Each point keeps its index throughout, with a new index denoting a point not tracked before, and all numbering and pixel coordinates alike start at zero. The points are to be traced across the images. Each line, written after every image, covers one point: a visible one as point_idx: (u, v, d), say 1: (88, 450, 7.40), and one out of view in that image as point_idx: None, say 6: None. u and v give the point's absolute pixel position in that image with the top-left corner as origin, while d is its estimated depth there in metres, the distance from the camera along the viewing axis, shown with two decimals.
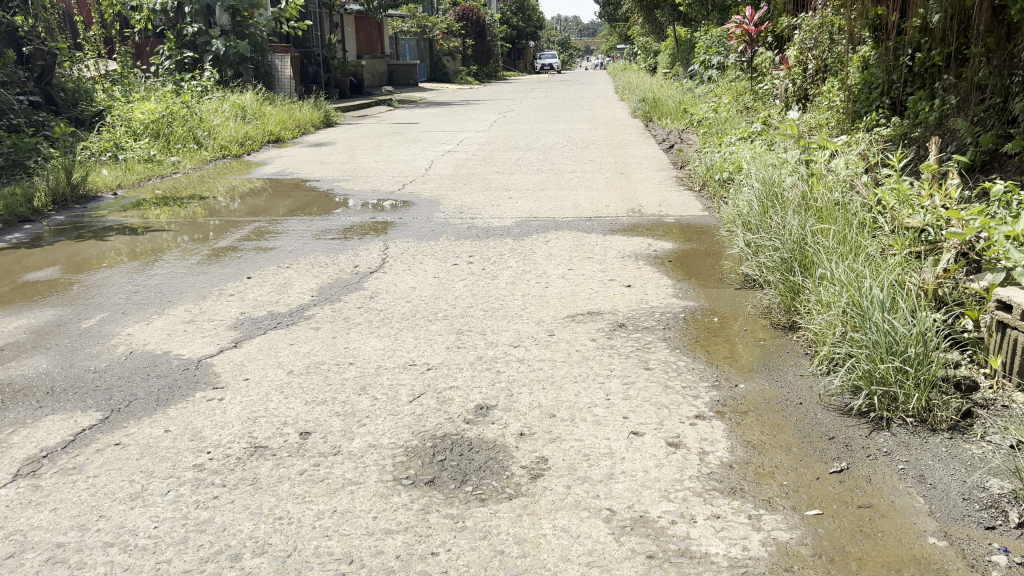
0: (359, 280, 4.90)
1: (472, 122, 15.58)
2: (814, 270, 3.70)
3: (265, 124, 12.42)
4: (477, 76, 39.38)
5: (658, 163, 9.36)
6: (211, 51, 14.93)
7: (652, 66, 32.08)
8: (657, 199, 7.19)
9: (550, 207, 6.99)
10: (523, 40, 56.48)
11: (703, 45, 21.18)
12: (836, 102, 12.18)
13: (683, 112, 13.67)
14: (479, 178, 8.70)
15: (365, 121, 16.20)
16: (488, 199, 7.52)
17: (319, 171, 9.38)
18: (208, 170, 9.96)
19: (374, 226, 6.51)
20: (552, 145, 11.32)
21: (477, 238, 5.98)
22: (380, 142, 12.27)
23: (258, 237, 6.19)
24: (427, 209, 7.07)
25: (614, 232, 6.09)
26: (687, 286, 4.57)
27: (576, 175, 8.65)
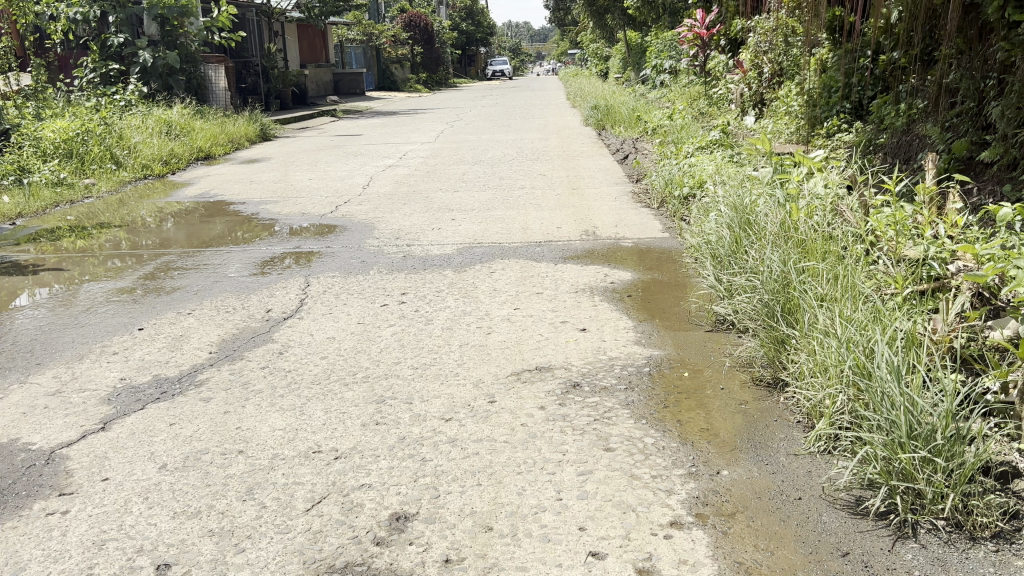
0: (271, 329, 4.20)
1: (418, 133, 14.91)
2: (803, 319, 3.11)
3: (194, 141, 11.55)
4: (427, 84, 38.73)
5: (612, 176, 8.80)
6: (138, 63, 14.02)
7: (604, 71, 31.69)
8: (612, 218, 6.59)
9: (496, 231, 6.34)
10: (472, 46, 55.82)
11: (655, 50, 20.75)
12: (795, 108, 11.75)
13: (637, 120, 13.14)
14: (422, 197, 8.04)
15: (305, 134, 15.41)
16: (430, 221, 6.86)
17: (247, 193, 8.61)
18: (126, 192, 9.09)
19: (296, 257, 5.80)
20: (500, 158, 10.68)
21: (413, 270, 5.32)
22: (317, 157, 11.51)
23: (163, 274, 5.42)
24: (360, 235, 6.40)
25: (567, 259, 5.48)
26: (650, 329, 3.96)
27: (526, 192, 8.03)
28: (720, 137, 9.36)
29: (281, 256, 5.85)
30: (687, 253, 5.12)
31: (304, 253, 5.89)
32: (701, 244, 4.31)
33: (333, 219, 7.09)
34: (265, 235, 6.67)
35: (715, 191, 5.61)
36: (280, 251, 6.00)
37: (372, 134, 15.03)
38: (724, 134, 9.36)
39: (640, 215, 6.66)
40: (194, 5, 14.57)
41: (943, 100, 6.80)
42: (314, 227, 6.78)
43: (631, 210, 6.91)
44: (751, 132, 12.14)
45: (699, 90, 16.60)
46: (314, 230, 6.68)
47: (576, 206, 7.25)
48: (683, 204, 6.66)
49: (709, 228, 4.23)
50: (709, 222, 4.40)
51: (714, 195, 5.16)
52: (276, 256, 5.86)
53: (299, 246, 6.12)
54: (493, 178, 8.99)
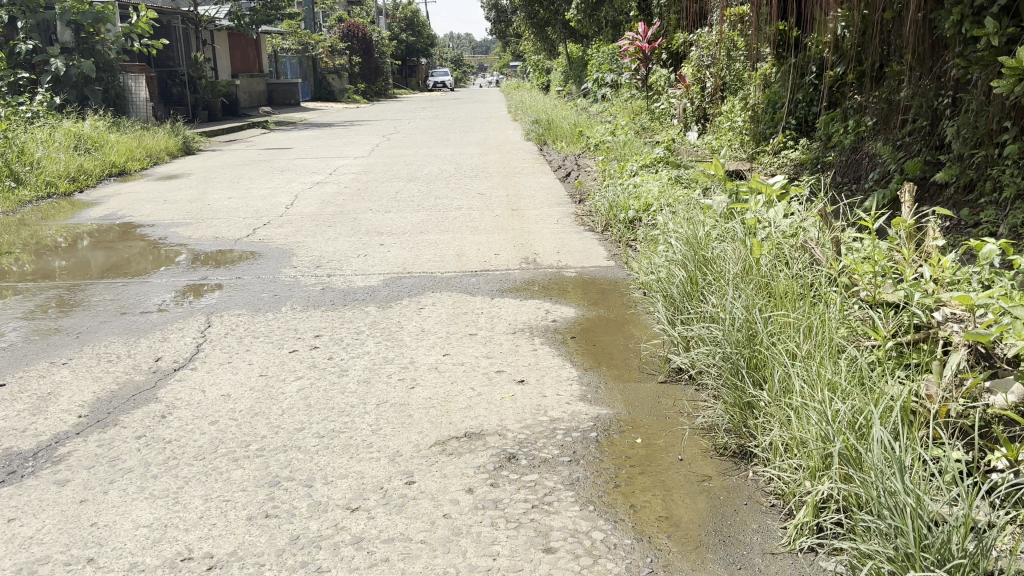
0: (157, 385, 3.59)
1: (352, 147, 14.28)
2: (776, 381, 2.67)
3: (106, 156, 10.75)
4: (366, 95, 38.07)
5: (553, 196, 8.36)
6: (50, 71, 13.13)
7: (546, 84, 31.41)
8: (553, 244, 6.12)
9: (429, 258, 5.80)
10: (413, 57, 55.19)
11: (597, 63, 20.48)
12: (739, 125, 11.50)
13: (579, 136, 12.74)
14: (351, 219, 7.46)
15: (232, 147, 14.66)
16: (356, 246, 6.30)
17: (158, 214, 7.92)
18: (25, 212, 8.29)
19: (202, 291, 5.19)
20: (437, 175, 10.15)
21: (332, 306, 4.77)
22: (241, 174, 10.81)
23: (42, 312, 4.75)
24: (277, 264, 5.82)
25: (505, 291, 4.99)
26: (597, 380, 3.49)
27: (462, 213, 7.52)
28: (664, 155, 9.00)
29: (184, 290, 5.23)
30: (637, 287, 4.66)
31: (210, 286, 5.29)
32: (652, 283, 3.86)
33: (250, 245, 6.49)
34: (168, 266, 6.02)
35: (667, 218, 5.18)
36: (182, 284, 5.38)
37: (303, 148, 14.38)
38: (668, 151, 9.00)
39: (584, 240, 6.22)
40: (111, 11, 13.74)
41: (893, 117, 6.46)
42: (226, 256, 6.17)
43: (574, 235, 6.45)
44: (695, 148, 11.87)
45: (641, 105, 16.33)
46: (226, 258, 6.06)
47: (515, 229, 6.75)
48: (629, 228, 6.23)
49: (661, 266, 3.80)
50: (660, 258, 3.96)
51: (665, 225, 4.74)
52: (177, 290, 5.24)
53: (205, 278, 5.51)
54: (428, 197, 8.45)
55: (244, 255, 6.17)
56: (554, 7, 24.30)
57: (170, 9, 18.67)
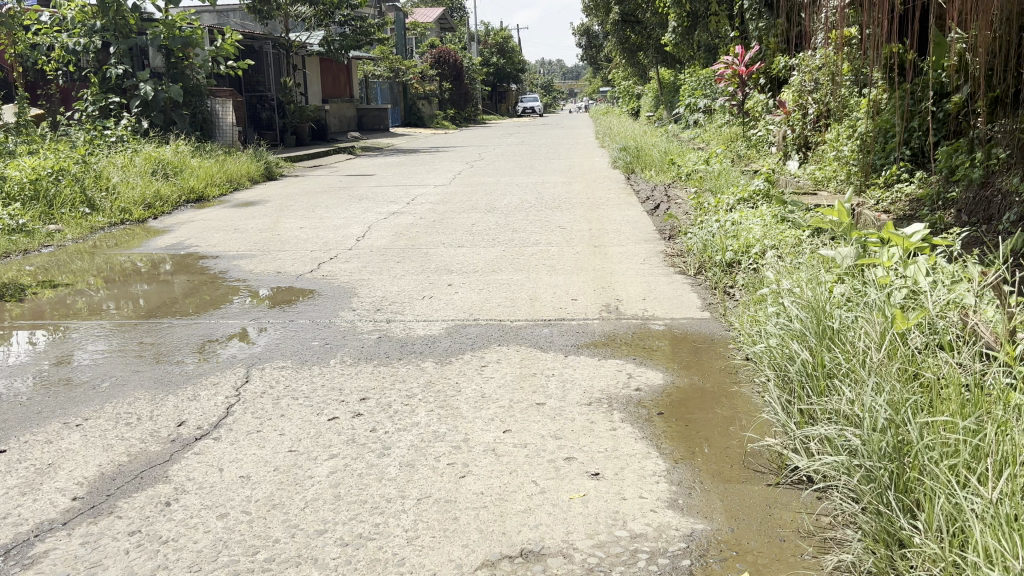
0: (171, 458, 3.11)
1: (433, 174, 13.90)
2: (940, 520, 1.98)
3: (185, 181, 10.65)
4: (455, 120, 38.19)
5: (640, 230, 7.71)
6: (139, 95, 13.26)
7: (636, 109, 30.67)
8: (638, 290, 5.44)
9: (500, 303, 5.22)
10: (504, 83, 55.33)
11: (690, 88, 19.69)
12: (846, 154, 10.57)
13: (669, 164, 12.02)
14: (421, 254, 6.95)
15: (315, 173, 14.51)
16: (423, 285, 5.78)
17: (224, 244, 7.61)
18: (95, 240, 8.12)
19: (245, 336, 4.72)
20: (517, 205, 9.61)
21: (385, 359, 4.23)
22: (318, 201, 10.53)
23: (75, 358, 4.38)
24: (332, 305, 5.32)
25: (581, 345, 4.35)
26: (689, 478, 2.82)
27: (539, 250, 6.92)
28: (764, 188, 8.23)
29: (227, 334, 4.78)
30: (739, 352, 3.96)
31: (255, 330, 4.82)
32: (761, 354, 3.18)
33: (309, 282, 6.04)
34: (220, 302, 5.63)
35: (778, 268, 4.46)
36: (228, 326, 4.93)
37: (385, 174, 14.09)
38: (769, 184, 8.22)
39: (675, 286, 5.52)
40: (200, 36, 13.82)
41: None
42: (282, 294, 5.72)
43: (662, 278, 5.76)
44: (797, 179, 11.03)
45: (737, 133, 15.48)
46: (282, 297, 5.62)
47: (596, 270, 6.11)
48: (727, 273, 5.52)
49: (773, 335, 3.12)
50: (771, 324, 3.27)
51: (773, 277, 4.04)
52: (220, 334, 4.79)
53: (253, 320, 5.06)
54: (505, 231, 7.89)
55: (302, 293, 5.71)
56: (647, 31, 23.62)
57: (262, 35, 18.88)
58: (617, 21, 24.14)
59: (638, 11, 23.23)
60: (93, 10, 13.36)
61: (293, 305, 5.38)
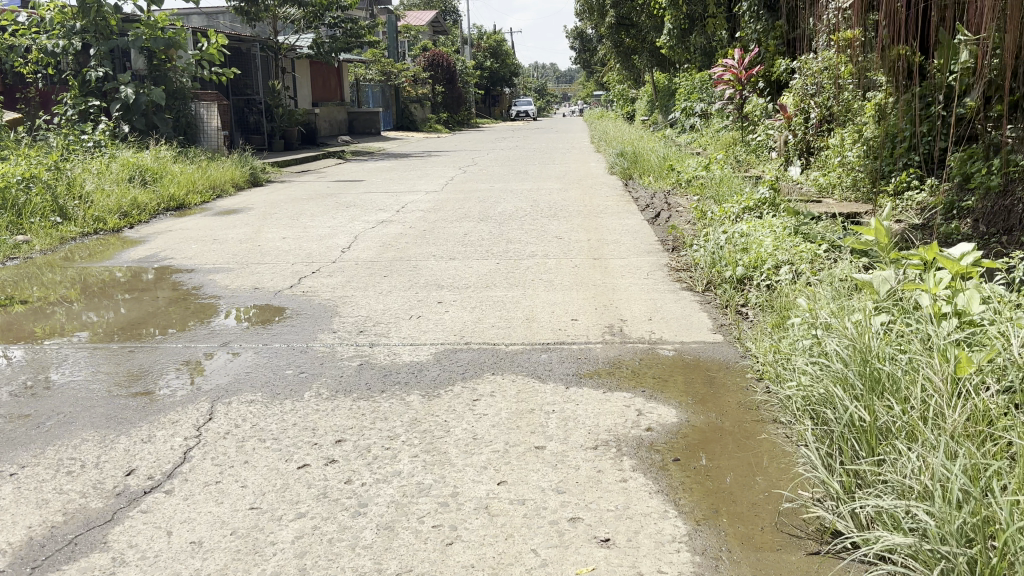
0: (113, 518, 2.68)
1: (424, 180, 13.51)
2: None
3: (165, 189, 10.25)
4: (448, 124, 37.81)
5: (641, 241, 7.32)
6: (120, 99, 12.85)
7: (631, 113, 30.32)
8: (643, 309, 5.04)
9: (493, 324, 4.82)
10: (497, 87, 54.94)
11: (685, 92, 19.35)
12: (852, 161, 10.21)
13: (668, 171, 11.66)
14: (409, 267, 6.55)
15: (302, 179, 14.10)
16: (412, 303, 5.37)
17: (201, 256, 7.21)
18: (64, 252, 7.71)
19: (213, 362, 4.32)
20: (511, 214, 9.21)
21: (367, 390, 3.81)
22: (303, 209, 10.13)
23: (24, 387, 3.97)
24: (309, 326, 4.91)
25: (583, 374, 3.94)
26: (716, 544, 2.41)
27: (535, 263, 6.53)
28: (769, 196, 7.96)
29: (193, 360, 4.38)
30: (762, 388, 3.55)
31: (225, 356, 4.42)
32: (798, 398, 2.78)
33: (288, 300, 5.63)
34: (190, 322, 5.21)
35: (807, 294, 4.06)
36: (195, 351, 4.53)
37: (374, 180, 13.69)
38: (773, 193, 7.96)
39: (684, 304, 5.12)
40: (183, 37, 13.41)
41: None
42: (259, 313, 5.32)
43: (668, 295, 5.37)
44: (800, 186, 10.71)
45: (735, 137, 15.13)
46: (258, 317, 5.21)
47: (597, 285, 5.72)
48: (739, 291, 5.13)
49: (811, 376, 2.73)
50: (806, 363, 2.88)
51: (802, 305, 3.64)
52: (187, 359, 4.39)
53: (223, 343, 4.67)
54: (499, 241, 7.49)
55: (279, 312, 5.31)
56: (641, 33, 23.26)
57: (249, 37, 18.48)
58: (611, 24, 23.78)
59: (632, 14, 22.88)
60: (72, 10, 12.95)
61: (270, 326, 4.98)
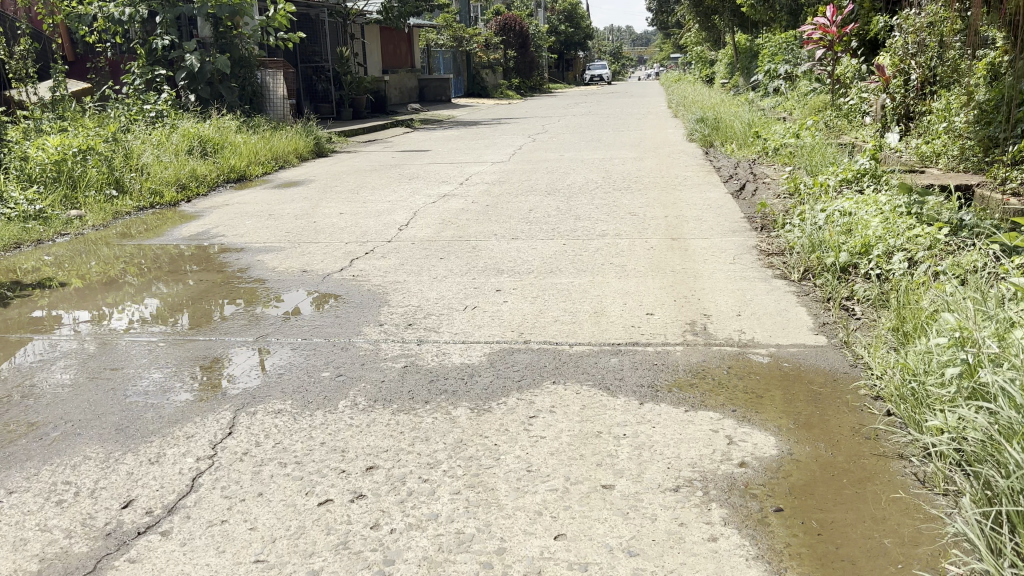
0: (96, 568, 2.24)
1: (492, 149, 12.97)
2: None
3: (225, 160, 9.98)
4: (521, 90, 37.07)
5: (724, 219, 6.65)
6: (185, 68, 12.64)
7: (709, 77, 29.07)
8: (730, 302, 4.41)
9: (556, 319, 4.27)
10: (572, 50, 53.77)
11: (769, 54, 18.22)
12: (959, 128, 9.23)
13: (754, 139, 10.82)
14: (469, 248, 6.04)
15: (369, 148, 13.73)
16: (468, 291, 4.87)
17: (253, 233, 6.85)
18: (117, 227, 7.46)
19: (243, 357, 3.90)
20: (583, 187, 8.60)
21: (411, 399, 3.33)
22: (365, 181, 9.72)
23: (35, 386, 3.61)
24: (351, 318, 4.44)
25: (660, 384, 3.36)
26: None
27: (607, 245, 5.94)
28: (869, 167, 7.22)
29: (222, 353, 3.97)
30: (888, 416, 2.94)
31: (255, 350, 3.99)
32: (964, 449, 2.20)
33: (333, 285, 5.17)
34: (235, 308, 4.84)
35: (941, 300, 3.40)
36: (227, 343, 4.13)
37: (441, 149, 13.22)
38: (874, 162, 7.25)
39: (777, 297, 4.47)
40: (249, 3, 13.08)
41: None
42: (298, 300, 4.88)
43: (757, 285, 4.72)
44: (899, 155, 9.82)
45: (824, 102, 14.04)
46: (304, 304, 4.79)
47: (675, 271, 5.10)
48: (841, 283, 4.48)
49: (981, 423, 2.13)
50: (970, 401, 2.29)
51: (949, 317, 3.00)
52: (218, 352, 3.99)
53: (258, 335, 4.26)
54: (568, 219, 6.91)
55: (321, 299, 4.87)
56: None
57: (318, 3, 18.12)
58: None
59: None
60: None
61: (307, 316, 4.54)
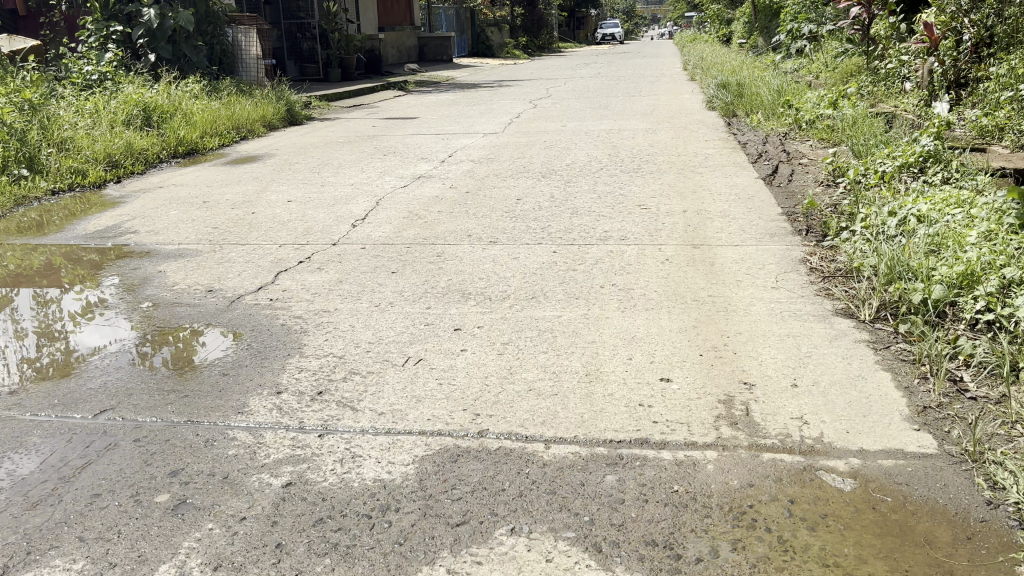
0: None
1: (485, 117, 11.57)
2: None
3: (172, 133, 8.66)
4: (529, 49, 35.41)
5: (755, 215, 5.33)
6: (143, 23, 11.24)
7: (727, 37, 27.24)
8: (783, 362, 3.09)
9: (529, 387, 2.96)
10: (583, 8, 51.82)
11: (792, 12, 16.54)
12: None
13: (784, 108, 9.39)
14: (430, 256, 4.72)
15: (351, 115, 12.34)
16: (416, 330, 3.58)
17: (174, 229, 5.59)
18: (25, 215, 6.20)
19: (177, 362, 3.35)
20: (584, 168, 7.25)
21: (276, 563, 2.05)
22: (333, 157, 8.41)
23: None
24: (231, 386, 3.09)
25: (683, 542, 2.06)
26: None
27: (608, 255, 4.62)
28: (934, 148, 5.83)
29: (157, 355, 3.45)
30: None
31: (196, 352, 3.46)
32: None
33: (230, 324, 3.77)
34: (192, 304, 4.09)
35: None
36: (167, 344, 3.56)
37: (431, 117, 11.85)
38: (940, 142, 5.88)
39: (848, 355, 3.14)
40: None
41: None
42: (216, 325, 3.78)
43: (816, 330, 3.39)
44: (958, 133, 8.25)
45: (857, 65, 12.45)
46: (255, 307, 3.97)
47: (698, 301, 3.78)
48: (938, 332, 3.15)
49: None
50: None
51: None
52: (152, 353, 3.47)
53: (203, 333, 3.68)
54: (561, 214, 5.60)
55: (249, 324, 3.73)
56: None
57: None
58: None
59: None
60: None
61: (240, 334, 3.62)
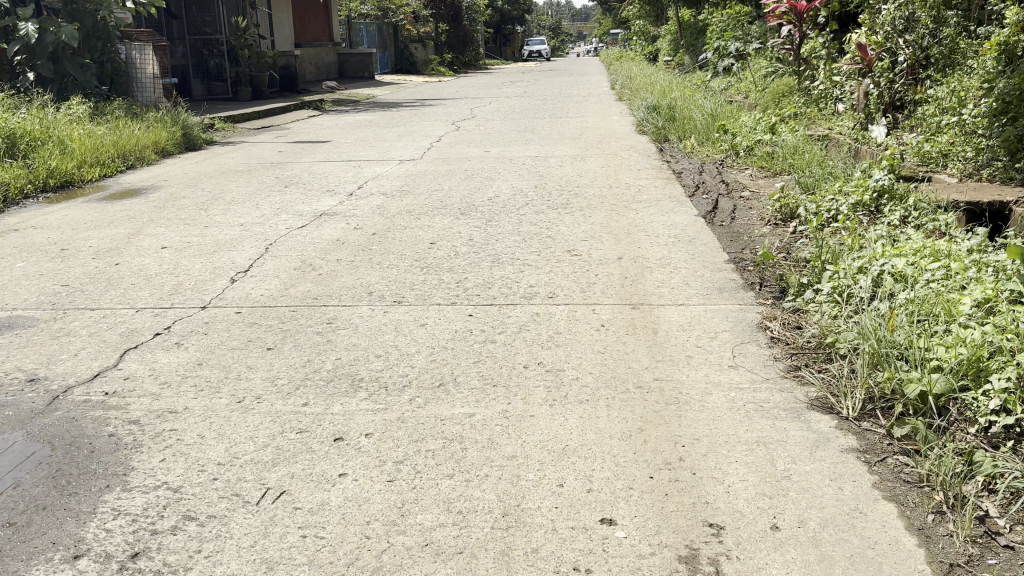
0: None
1: (403, 141, 10.79)
2: None
3: (41, 163, 7.64)
4: (455, 65, 34.78)
5: (698, 263, 4.68)
6: (19, 39, 10.14)
7: (652, 54, 27.00)
8: (755, 488, 2.39)
9: (425, 543, 2.18)
10: (509, 25, 51.52)
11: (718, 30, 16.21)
12: (974, 121, 6.71)
13: (718, 134, 8.87)
14: (319, 323, 3.90)
15: (258, 138, 11.38)
16: (283, 443, 2.76)
17: (14, 286, 4.66)
18: None
19: (21, 454, 2.75)
20: (507, 202, 6.55)
21: None
22: (227, 189, 7.50)
23: None
24: (10, 548, 2.23)
25: None
26: None
27: (533, 318, 3.89)
28: (889, 184, 5.28)
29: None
30: None
31: (30, 434, 2.89)
32: None
33: (42, 433, 2.89)
34: (33, 377, 3.39)
35: None
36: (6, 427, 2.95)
37: (345, 141, 11.00)
38: (894, 177, 5.33)
39: (837, 474, 2.45)
40: None
41: None
42: (31, 426, 2.95)
43: (791, 434, 2.70)
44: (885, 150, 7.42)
45: (789, 86, 11.86)
46: (114, 384, 3.29)
47: (643, 388, 3.07)
48: (947, 442, 2.50)
49: None
50: None
51: None
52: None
53: (42, 417, 3.02)
54: (480, 262, 4.85)
55: (77, 425, 2.94)
56: None
57: None
58: None
59: None
60: None
61: (83, 425, 2.94)
